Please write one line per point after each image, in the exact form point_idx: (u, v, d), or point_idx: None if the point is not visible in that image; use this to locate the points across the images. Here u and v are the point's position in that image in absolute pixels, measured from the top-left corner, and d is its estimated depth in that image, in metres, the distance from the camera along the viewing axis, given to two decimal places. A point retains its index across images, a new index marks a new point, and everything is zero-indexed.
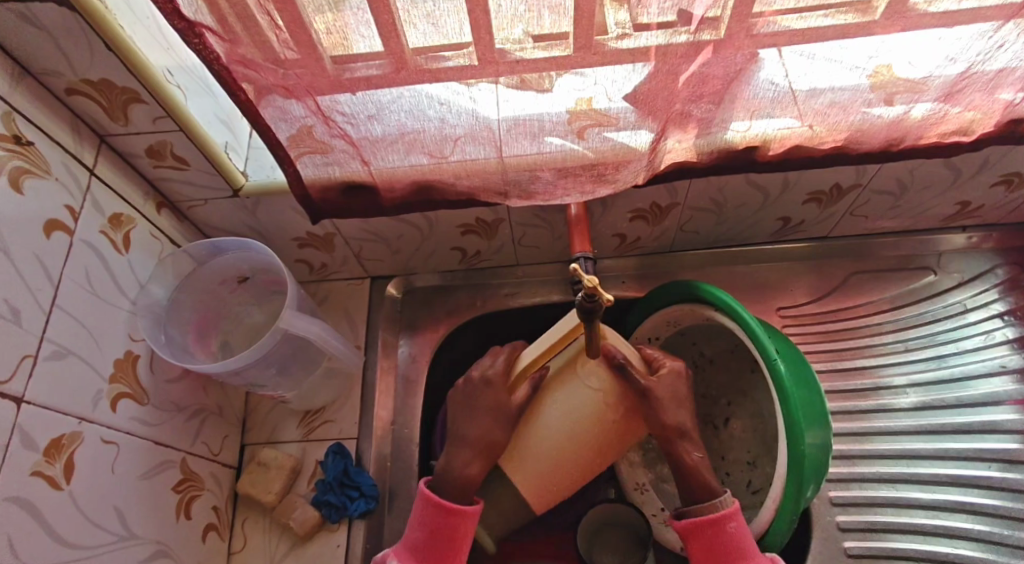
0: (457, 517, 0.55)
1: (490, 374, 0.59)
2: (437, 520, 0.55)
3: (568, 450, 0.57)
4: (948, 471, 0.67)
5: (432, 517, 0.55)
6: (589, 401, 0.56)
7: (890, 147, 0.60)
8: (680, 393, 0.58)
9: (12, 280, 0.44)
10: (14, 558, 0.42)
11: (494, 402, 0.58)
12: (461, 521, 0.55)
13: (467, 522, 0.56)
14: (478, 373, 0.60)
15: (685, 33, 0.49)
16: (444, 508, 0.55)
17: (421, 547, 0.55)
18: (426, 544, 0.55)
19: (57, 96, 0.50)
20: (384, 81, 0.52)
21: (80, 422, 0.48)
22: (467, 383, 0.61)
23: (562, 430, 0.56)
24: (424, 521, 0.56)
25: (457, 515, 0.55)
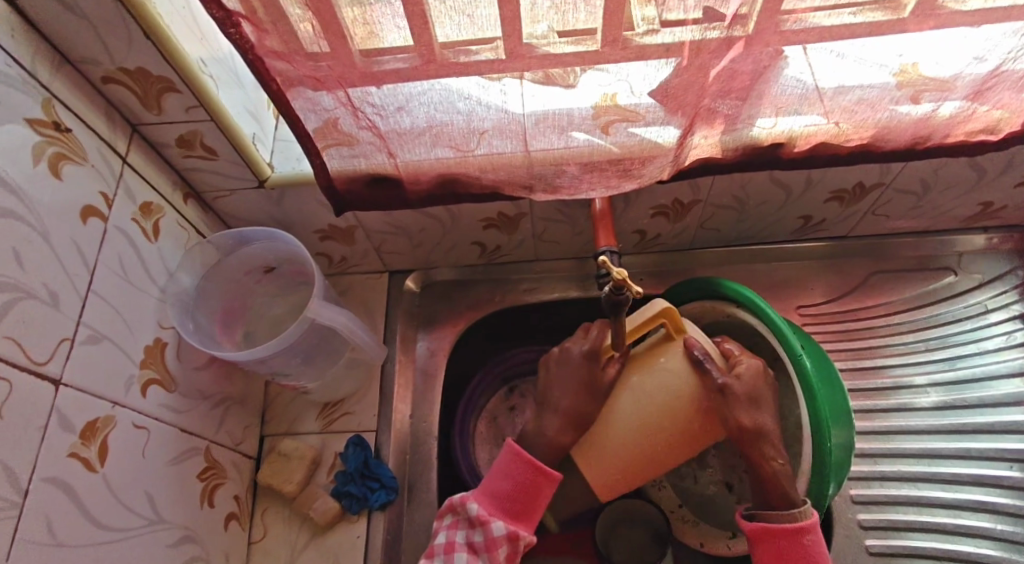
0: (543, 479, 0.60)
1: (583, 348, 0.61)
2: (523, 476, 0.60)
3: (640, 442, 0.57)
4: (970, 470, 0.67)
5: (520, 473, 0.60)
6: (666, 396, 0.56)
7: (917, 145, 0.61)
8: (757, 393, 0.57)
9: (50, 265, 0.45)
10: (51, 538, 0.43)
11: (586, 377, 0.59)
12: (545, 484, 0.60)
13: (549, 486, 0.60)
14: (573, 346, 0.62)
15: (718, 28, 0.48)
16: (534, 468, 0.60)
17: (502, 496, 0.60)
18: (507, 494, 0.60)
19: (94, 84, 0.50)
20: (412, 73, 0.52)
21: (113, 406, 0.49)
22: (561, 355, 0.63)
23: (636, 421, 0.57)
24: (512, 474, 0.60)
25: (544, 479, 0.60)
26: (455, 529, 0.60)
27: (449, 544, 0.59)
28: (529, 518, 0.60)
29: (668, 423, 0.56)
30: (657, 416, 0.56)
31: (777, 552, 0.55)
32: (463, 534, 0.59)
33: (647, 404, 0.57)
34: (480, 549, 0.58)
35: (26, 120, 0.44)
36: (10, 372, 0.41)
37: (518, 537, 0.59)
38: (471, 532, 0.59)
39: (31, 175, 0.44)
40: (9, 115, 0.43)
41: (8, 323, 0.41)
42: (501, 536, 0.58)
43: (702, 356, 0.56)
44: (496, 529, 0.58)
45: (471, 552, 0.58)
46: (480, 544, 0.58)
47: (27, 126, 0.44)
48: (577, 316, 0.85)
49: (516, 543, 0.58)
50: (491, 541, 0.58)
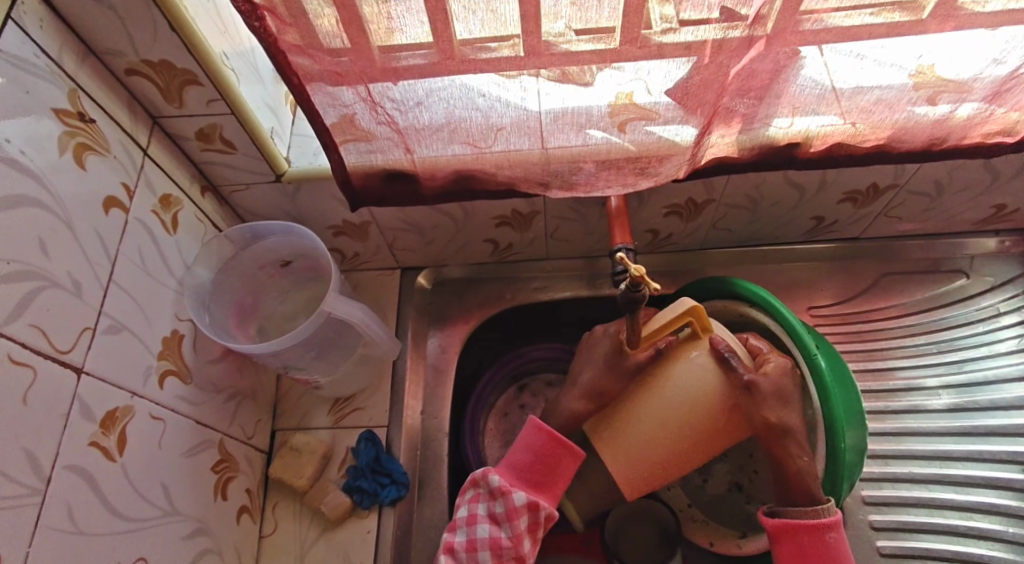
0: (565, 451, 0.60)
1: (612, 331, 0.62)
2: (544, 448, 0.61)
3: (669, 437, 0.58)
4: (982, 473, 0.67)
5: (541, 445, 0.61)
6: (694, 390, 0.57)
7: (932, 146, 0.61)
8: (786, 390, 0.56)
9: (74, 254, 0.45)
10: (72, 525, 0.43)
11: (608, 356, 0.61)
12: (567, 456, 0.60)
13: (571, 459, 0.61)
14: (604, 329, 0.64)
15: (739, 27, 0.48)
16: (556, 441, 0.60)
17: (523, 468, 0.61)
18: (527, 467, 0.61)
19: (117, 77, 0.51)
20: (430, 69, 0.52)
21: (131, 396, 0.49)
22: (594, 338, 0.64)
23: (665, 416, 0.57)
24: (533, 447, 0.61)
25: (566, 452, 0.60)
26: (476, 502, 0.60)
27: (471, 517, 0.59)
28: (550, 491, 0.60)
29: (697, 419, 0.57)
30: (685, 410, 0.57)
31: (797, 551, 0.55)
32: (484, 507, 0.60)
33: (675, 399, 0.57)
34: (501, 520, 0.58)
35: (52, 110, 0.45)
36: (34, 359, 0.41)
37: (538, 508, 0.58)
38: (492, 503, 0.60)
39: (56, 164, 0.45)
40: (36, 104, 0.43)
41: (33, 311, 0.41)
42: (522, 506, 0.58)
43: (728, 353, 0.57)
44: (517, 498, 0.58)
45: (493, 523, 0.59)
46: (501, 514, 0.58)
47: (53, 116, 0.45)
48: (588, 314, 0.85)
49: (537, 513, 0.58)
50: (511, 511, 0.58)
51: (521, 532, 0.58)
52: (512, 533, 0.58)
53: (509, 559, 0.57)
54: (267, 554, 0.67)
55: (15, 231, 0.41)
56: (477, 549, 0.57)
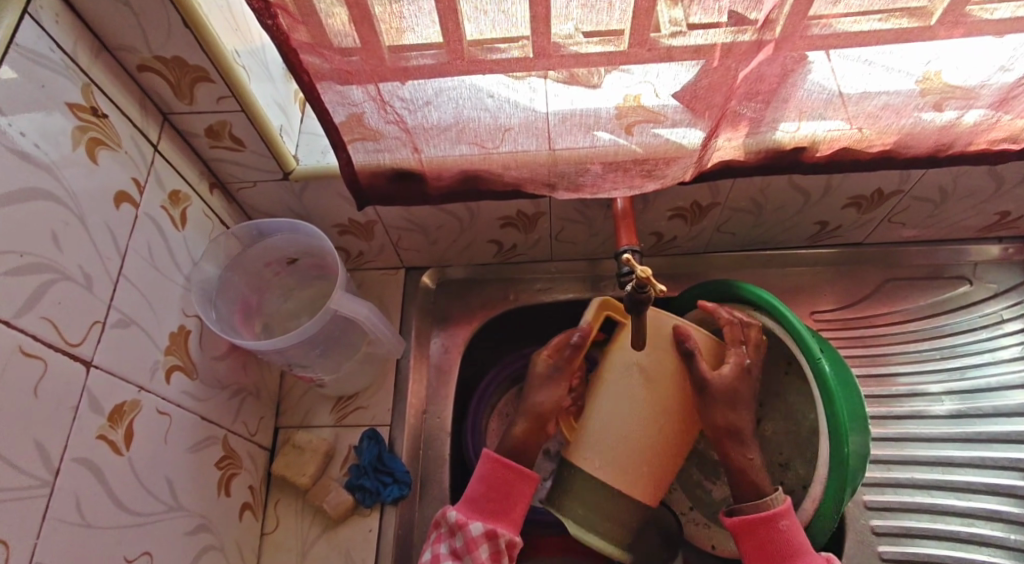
0: (518, 475, 0.62)
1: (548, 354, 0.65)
2: (497, 477, 0.62)
3: (654, 435, 0.60)
4: (984, 479, 0.67)
5: (494, 474, 0.62)
6: (651, 382, 0.60)
7: (938, 153, 0.61)
8: (740, 392, 0.59)
9: (86, 248, 0.45)
10: (80, 518, 0.43)
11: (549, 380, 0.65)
12: (521, 480, 0.62)
13: (525, 483, 0.62)
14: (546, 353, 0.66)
15: (748, 31, 0.49)
16: (507, 466, 0.62)
17: (478, 499, 0.61)
18: (483, 498, 0.61)
19: (129, 72, 0.51)
20: (439, 70, 0.53)
21: (139, 391, 0.49)
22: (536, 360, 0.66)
23: (643, 417, 0.60)
24: (485, 476, 0.62)
25: (518, 475, 0.62)
26: (438, 542, 0.60)
27: (432, 556, 0.58)
28: (508, 518, 0.61)
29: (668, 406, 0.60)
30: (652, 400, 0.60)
31: (757, 543, 0.57)
32: (446, 544, 0.59)
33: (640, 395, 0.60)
34: (462, 554, 0.58)
35: (66, 105, 0.45)
36: (45, 351, 0.41)
37: (498, 535, 0.59)
38: (452, 540, 0.59)
39: (69, 158, 0.45)
40: (50, 99, 0.44)
41: (44, 304, 0.42)
42: (480, 535, 0.58)
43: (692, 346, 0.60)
44: (475, 528, 0.59)
45: (454, 559, 0.58)
46: (461, 548, 0.58)
47: (67, 110, 0.45)
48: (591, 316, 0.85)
49: (498, 541, 0.59)
50: (471, 541, 0.58)
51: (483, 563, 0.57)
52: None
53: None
54: (269, 552, 0.67)
55: (28, 223, 0.41)
56: None
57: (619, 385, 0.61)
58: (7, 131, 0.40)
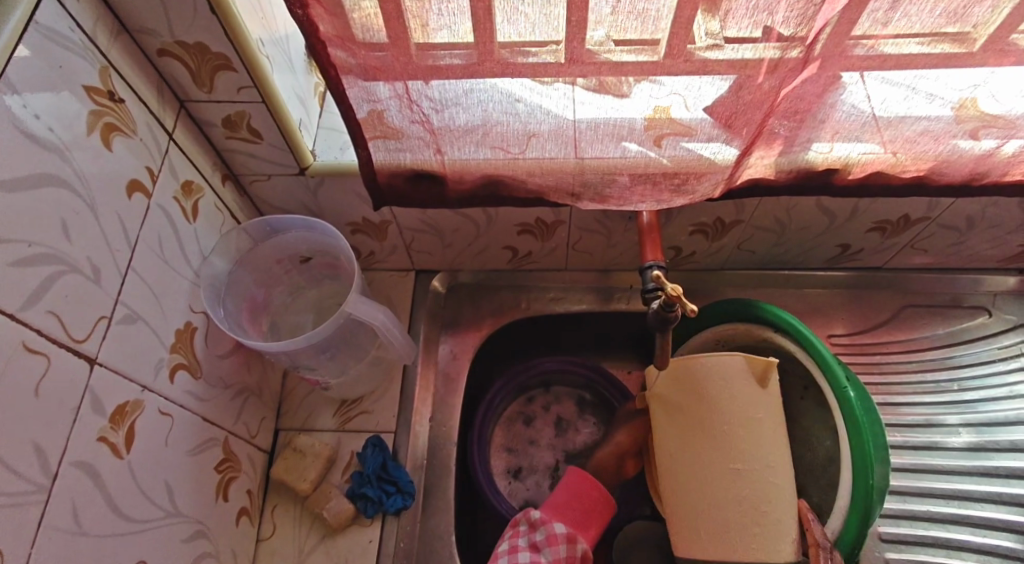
0: (602, 495, 0.62)
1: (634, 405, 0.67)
2: (582, 488, 0.62)
3: (711, 486, 0.52)
4: (1002, 515, 0.66)
5: (578, 485, 0.62)
6: (679, 419, 0.55)
7: (972, 181, 0.60)
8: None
9: (95, 238, 0.43)
10: (76, 525, 0.40)
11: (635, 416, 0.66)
12: (602, 503, 0.62)
13: (604, 507, 0.62)
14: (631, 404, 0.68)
15: (796, 48, 0.47)
16: (594, 483, 0.62)
17: (561, 506, 0.61)
18: (566, 503, 0.61)
19: (148, 57, 0.49)
20: (466, 70, 0.50)
21: (142, 391, 0.47)
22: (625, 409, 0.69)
23: (686, 463, 0.54)
24: (570, 485, 0.62)
25: (600, 495, 0.62)
26: (516, 536, 0.59)
27: (511, 547, 0.58)
28: (585, 532, 0.60)
29: (701, 443, 0.53)
30: (686, 435, 0.54)
31: None
32: (525, 538, 0.59)
33: (675, 439, 0.55)
34: (542, 547, 0.58)
35: (83, 87, 0.43)
36: (50, 348, 0.39)
37: (576, 541, 0.58)
38: (532, 534, 0.59)
39: (82, 142, 0.43)
40: (66, 80, 0.41)
41: (50, 297, 0.39)
42: (562, 534, 0.58)
43: (731, 417, 0.53)
44: (557, 527, 0.59)
45: (532, 551, 0.58)
46: (541, 542, 0.58)
47: (82, 93, 0.43)
48: (606, 332, 0.83)
49: (575, 546, 0.58)
50: (551, 537, 0.58)
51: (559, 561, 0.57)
52: (552, 559, 0.57)
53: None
54: (263, 559, 0.64)
55: (37, 210, 0.38)
56: None
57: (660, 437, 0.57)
58: (22, 113, 0.38)
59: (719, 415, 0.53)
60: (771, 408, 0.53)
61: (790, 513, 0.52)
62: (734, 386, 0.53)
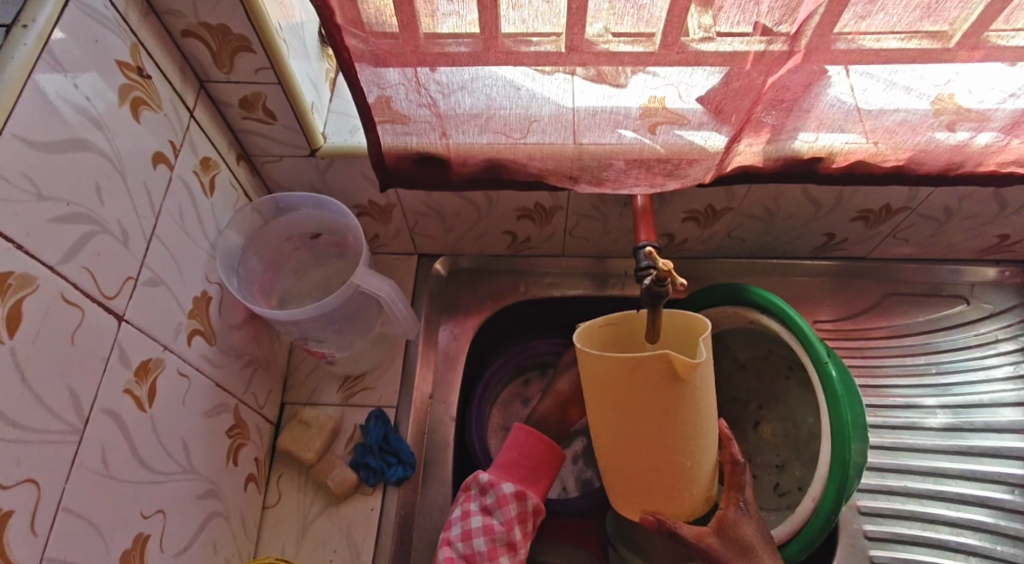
0: (547, 450, 0.63)
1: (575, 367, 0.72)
2: (526, 444, 0.63)
3: (639, 457, 0.51)
4: (972, 491, 0.69)
5: (525, 442, 0.63)
6: (601, 400, 0.50)
7: (948, 171, 0.64)
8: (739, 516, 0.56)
9: (125, 204, 0.46)
10: (104, 469, 0.43)
11: None
12: (549, 455, 0.63)
13: (552, 460, 0.63)
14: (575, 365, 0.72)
15: (780, 41, 0.50)
16: (539, 439, 0.63)
17: (510, 464, 0.62)
18: (513, 462, 0.63)
19: (173, 38, 0.52)
20: (472, 58, 0.53)
21: (163, 350, 0.50)
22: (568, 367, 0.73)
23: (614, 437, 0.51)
24: (517, 442, 0.63)
25: (546, 448, 0.63)
26: (468, 500, 0.61)
27: (463, 512, 0.60)
28: (536, 485, 0.62)
29: (621, 425, 0.50)
30: (608, 417, 0.50)
31: None
32: (476, 502, 0.60)
33: (601, 416, 0.51)
34: (492, 509, 0.59)
35: (116, 62, 0.46)
36: (83, 301, 0.42)
37: (526, 496, 0.60)
38: (483, 497, 0.61)
39: (114, 113, 0.46)
40: (101, 54, 0.44)
41: (85, 255, 0.42)
42: (511, 493, 0.60)
43: (658, 406, 0.47)
44: (506, 486, 0.60)
45: (485, 514, 0.59)
46: (492, 504, 0.60)
47: (114, 67, 0.46)
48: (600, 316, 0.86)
49: (525, 502, 0.60)
50: (501, 498, 0.59)
51: (512, 519, 0.59)
52: (504, 519, 0.59)
53: (501, 546, 0.58)
54: (269, 525, 0.67)
55: (74, 172, 0.41)
56: (472, 539, 0.58)
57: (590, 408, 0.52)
58: (64, 82, 0.41)
59: (642, 405, 0.47)
60: (695, 391, 0.47)
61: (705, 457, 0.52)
62: (654, 378, 0.46)
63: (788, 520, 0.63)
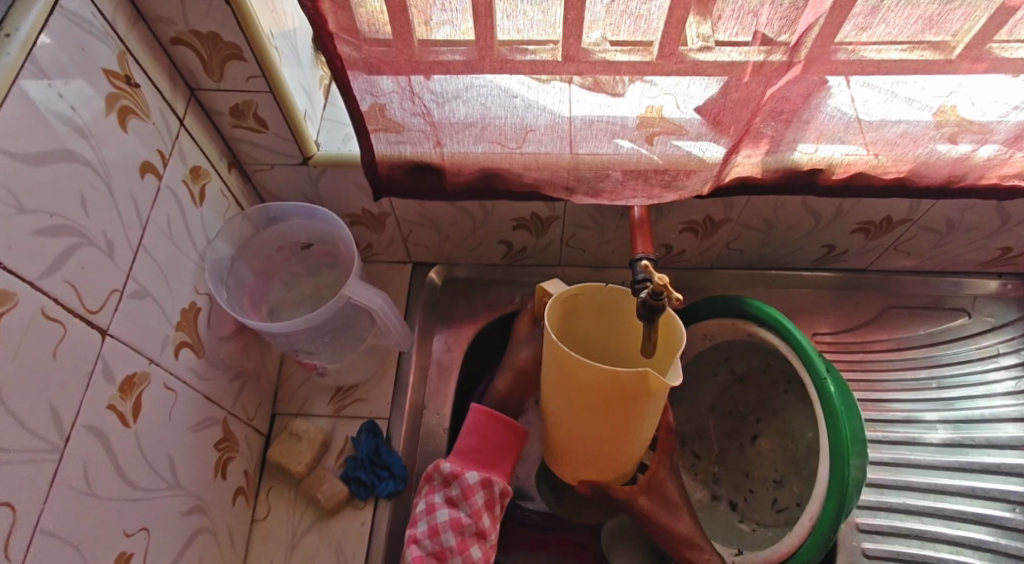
0: (507, 430, 0.59)
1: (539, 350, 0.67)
2: (485, 427, 0.59)
3: (587, 437, 0.56)
4: (972, 509, 0.68)
5: (483, 424, 0.59)
6: (566, 387, 0.52)
7: (950, 184, 0.63)
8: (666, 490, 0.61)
9: (111, 215, 0.45)
10: (85, 486, 0.42)
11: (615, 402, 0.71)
12: (510, 435, 0.59)
13: (516, 438, 0.59)
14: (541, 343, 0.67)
15: (779, 52, 0.49)
16: (498, 420, 0.59)
17: (470, 451, 0.58)
18: (474, 448, 0.58)
19: (163, 45, 0.51)
20: (467, 66, 0.52)
21: (149, 363, 0.49)
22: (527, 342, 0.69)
23: (569, 417, 0.55)
24: (474, 426, 0.59)
25: (506, 428, 0.59)
26: (432, 493, 0.57)
27: (428, 505, 0.56)
28: (500, 468, 0.58)
29: (579, 413, 0.53)
30: (570, 403, 0.53)
31: None
32: (441, 494, 0.56)
33: (562, 399, 0.54)
34: (458, 501, 0.55)
35: (103, 70, 0.45)
36: (66, 316, 0.40)
37: (492, 482, 0.56)
38: (447, 489, 0.57)
39: (100, 122, 0.45)
40: (88, 63, 0.43)
41: (68, 268, 0.41)
42: (475, 482, 0.56)
43: (622, 409, 0.50)
44: (470, 476, 0.56)
45: (451, 507, 0.56)
46: (457, 496, 0.56)
47: (102, 76, 0.45)
48: None
49: (492, 488, 0.56)
50: (467, 489, 0.55)
51: (479, 508, 0.55)
52: (471, 511, 0.55)
53: (471, 536, 0.54)
54: (257, 540, 0.65)
55: (59, 183, 0.40)
56: (440, 534, 0.54)
57: (552, 388, 0.55)
58: (48, 91, 0.40)
59: (607, 404, 0.50)
60: (656, 401, 0.51)
61: (646, 443, 0.58)
62: (628, 388, 0.48)
63: (788, 538, 0.62)
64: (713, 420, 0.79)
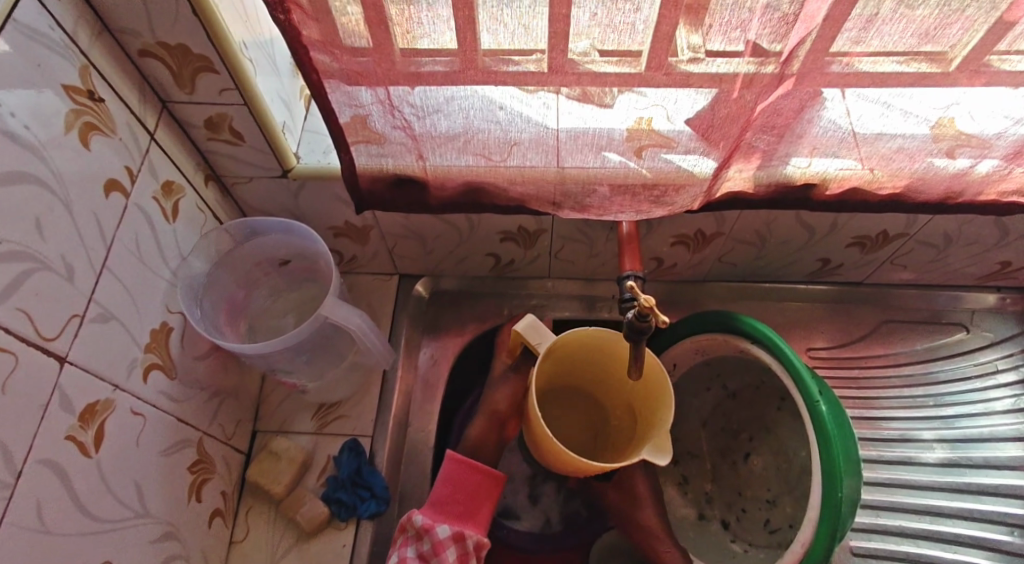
0: (483, 479, 0.58)
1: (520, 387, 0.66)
2: (461, 477, 0.57)
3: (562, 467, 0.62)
4: (968, 532, 0.66)
5: (459, 473, 0.57)
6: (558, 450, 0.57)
7: (947, 200, 0.61)
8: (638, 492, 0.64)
9: (70, 237, 0.43)
10: (40, 523, 0.40)
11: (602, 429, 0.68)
12: (486, 484, 0.58)
13: (491, 485, 0.58)
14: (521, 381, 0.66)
15: (772, 64, 0.47)
16: (475, 469, 0.58)
17: (445, 501, 0.57)
18: (448, 499, 0.57)
19: (130, 57, 0.49)
20: (448, 78, 0.50)
21: (114, 390, 0.47)
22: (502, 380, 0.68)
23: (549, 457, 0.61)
24: (450, 476, 0.57)
25: (482, 476, 0.58)
26: (404, 545, 0.55)
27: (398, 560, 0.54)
28: (474, 520, 0.57)
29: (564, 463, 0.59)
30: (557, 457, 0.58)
31: None
32: (413, 548, 0.54)
33: (550, 451, 0.59)
34: (429, 557, 0.54)
35: (62, 86, 0.43)
36: (18, 345, 0.39)
37: (465, 537, 0.55)
38: (420, 543, 0.55)
39: (60, 141, 0.43)
40: (45, 79, 0.41)
41: (21, 295, 0.39)
42: (447, 538, 0.54)
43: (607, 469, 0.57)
44: (442, 531, 0.54)
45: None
46: (428, 552, 0.54)
47: (61, 92, 0.43)
48: None
49: (465, 543, 0.55)
50: (438, 545, 0.54)
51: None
52: None
53: None
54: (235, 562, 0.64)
55: (11, 206, 0.39)
56: None
57: (540, 437, 0.59)
58: None
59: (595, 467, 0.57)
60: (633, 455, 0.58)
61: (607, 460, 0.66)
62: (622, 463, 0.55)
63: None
64: (705, 436, 0.77)
